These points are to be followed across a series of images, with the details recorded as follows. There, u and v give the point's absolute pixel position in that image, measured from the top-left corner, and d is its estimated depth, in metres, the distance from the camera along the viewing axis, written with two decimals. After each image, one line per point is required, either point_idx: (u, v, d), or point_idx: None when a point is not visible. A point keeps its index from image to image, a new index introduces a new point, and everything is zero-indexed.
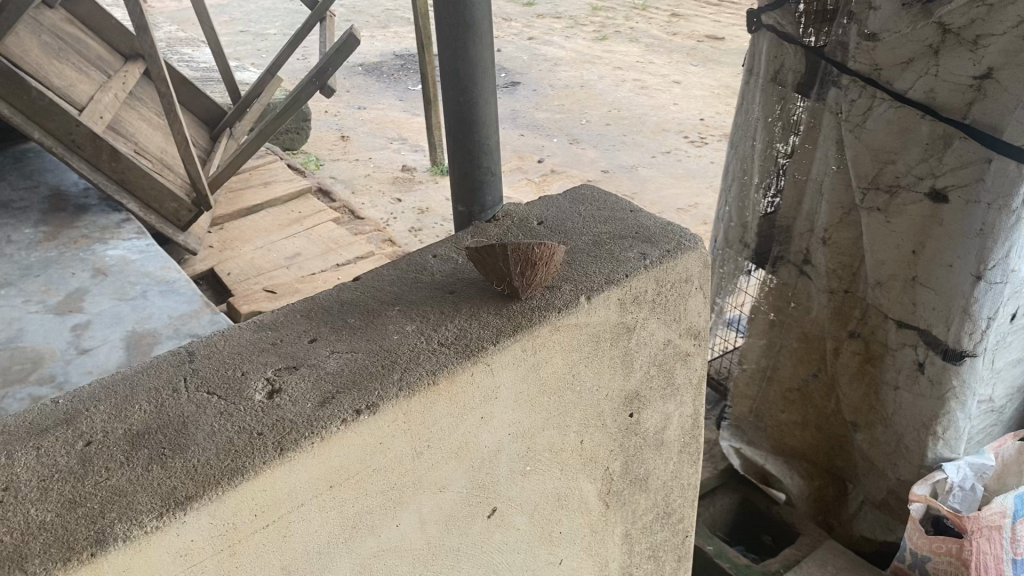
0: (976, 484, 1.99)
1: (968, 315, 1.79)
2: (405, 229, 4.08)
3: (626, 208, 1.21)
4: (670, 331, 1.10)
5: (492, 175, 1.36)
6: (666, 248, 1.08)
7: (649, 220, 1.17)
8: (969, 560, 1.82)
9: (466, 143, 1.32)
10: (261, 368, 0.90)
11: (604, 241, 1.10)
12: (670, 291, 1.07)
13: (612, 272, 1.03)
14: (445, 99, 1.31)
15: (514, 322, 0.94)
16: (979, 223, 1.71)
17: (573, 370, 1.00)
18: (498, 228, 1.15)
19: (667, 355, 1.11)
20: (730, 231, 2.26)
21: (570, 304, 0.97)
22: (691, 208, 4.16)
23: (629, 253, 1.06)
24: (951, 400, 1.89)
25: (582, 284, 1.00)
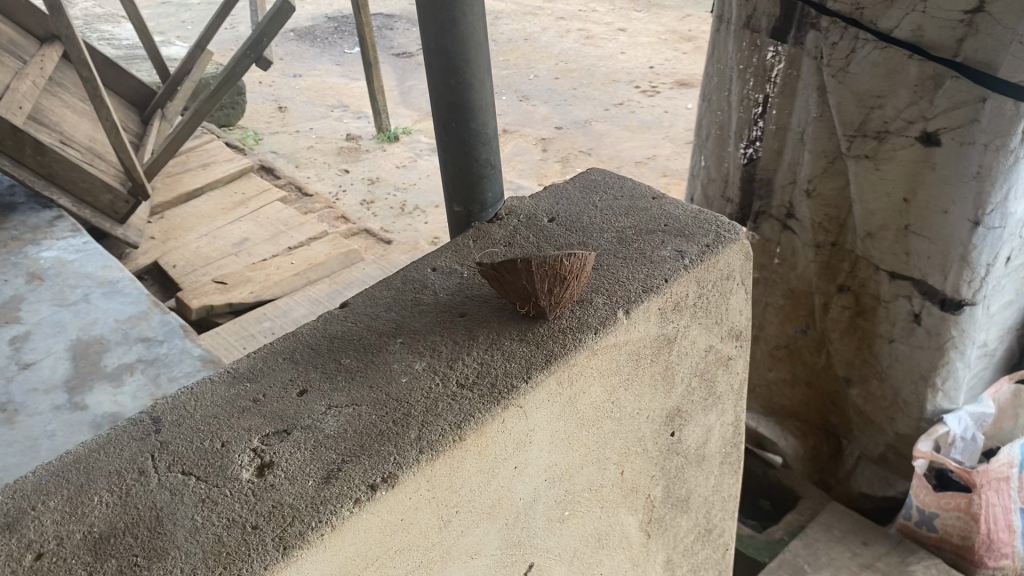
0: (976, 433, 1.93)
1: (966, 262, 1.71)
2: (356, 203, 3.91)
3: (647, 196, 1.26)
4: (712, 335, 1.16)
5: (492, 171, 1.33)
6: (706, 242, 1.12)
7: (673, 208, 1.22)
8: (978, 514, 1.75)
9: (461, 141, 1.29)
10: (247, 434, 0.89)
11: (629, 239, 1.14)
12: (711, 291, 1.12)
13: (649, 277, 1.06)
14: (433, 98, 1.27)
15: (547, 354, 0.95)
16: (975, 166, 1.62)
17: (613, 398, 1.03)
18: (503, 228, 1.19)
19: (710, 362, 1.19)
20: (707, 188, 2.15)
21: (608, 322, 0.99)
22: (649, 160, 4.06)
23: (661, 251, 1.11)
24: (950, 350, 1.83)
25: (614, 296, 1.03)
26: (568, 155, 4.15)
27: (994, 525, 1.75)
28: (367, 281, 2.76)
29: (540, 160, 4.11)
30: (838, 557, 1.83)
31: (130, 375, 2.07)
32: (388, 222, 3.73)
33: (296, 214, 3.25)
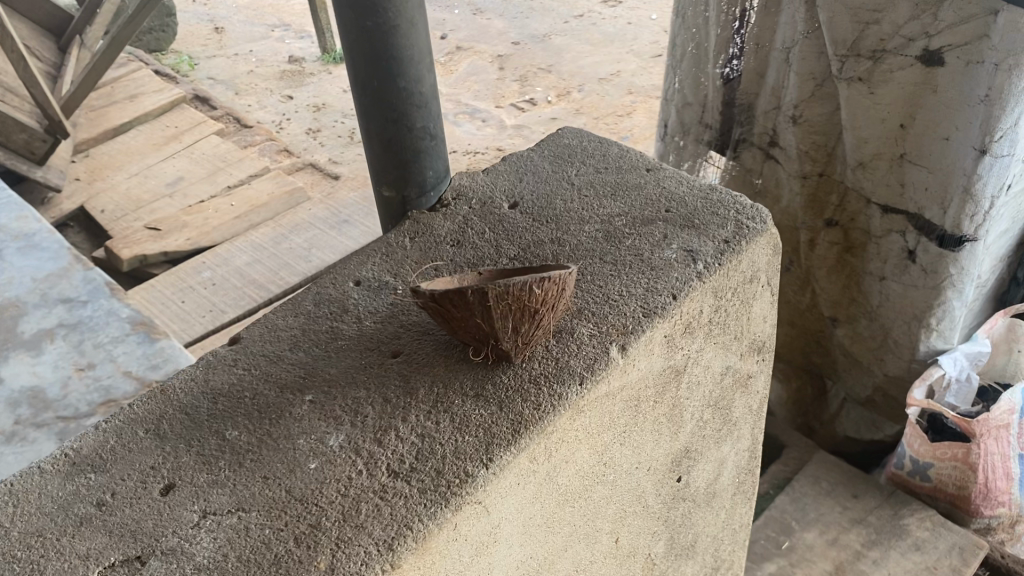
0: (972, 374, 1.79)
1: (969, 195, 1.55)
2: (301, 131, 3.65)
3: (641, 166, 1.20)
4: (729, 357, 1.09)
5: (434, 142, 1.18)
6: (734, 232, 1.04)
7: (672, 183, 1.15)
8: (977, 464, 1.61)
9: (392, 112, 1.12)
10: (82, 564, 0.75)
11: (618, 235, 1.06)
12: (733, 298, 1.04)
13: (651, 294, 0.96)
14: (351, 63, 1.10)
15: (515, 418, 0.83)
16: (984, 89, 1.44)
17: (605, 460, 0.93)
18: (449, 222, 1.12)
19: (725, 386, 1.12)
20: (682, 113, 1.94)
21: (603, 361, 0.88)
22: (613, 77, 3.83)
23: (666, 254, 1.02)
24: (947, 290, 1.68)
25: (598, 336, 0.91)
26: (527, 73, 3.89)
27: (993, 473, 1.63)
28: (313, 222, 2.54)
29: (497, 80, 3.86)
30: (828, 513, 1.71)
31: (49, 342, 1.75)
32: (336, 152, 3.48)
33: (234, 148, 2.99)
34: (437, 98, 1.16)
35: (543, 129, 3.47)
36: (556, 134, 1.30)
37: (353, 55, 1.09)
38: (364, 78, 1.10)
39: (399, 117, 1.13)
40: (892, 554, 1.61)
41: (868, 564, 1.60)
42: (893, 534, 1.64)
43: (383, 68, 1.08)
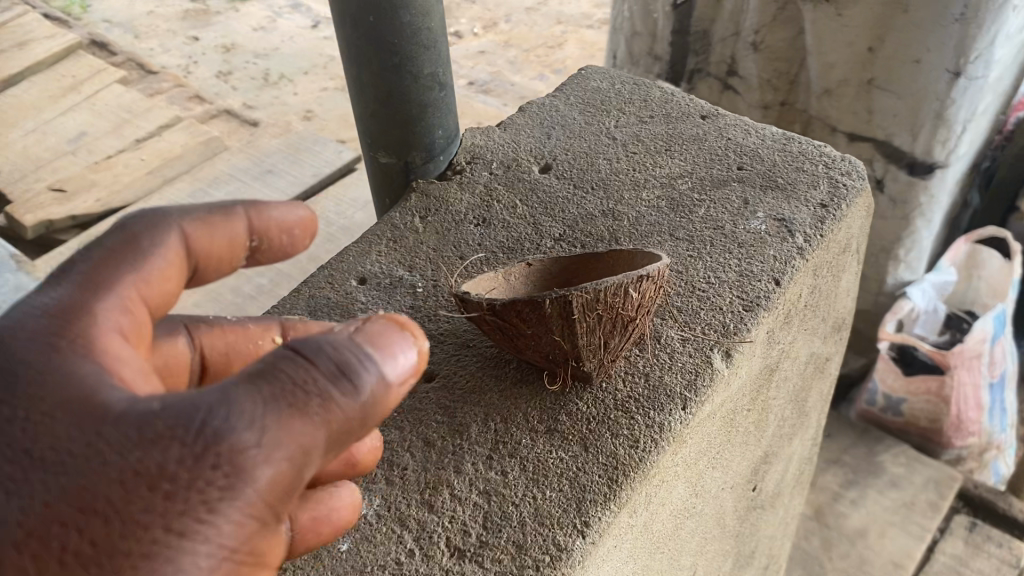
0: (938, 305, 1.78)
1: (942, 120, 1.49)
2: (210, 77, 3.33)
3: (696, 113, 1.16)
4: (815, 341, 1.07)
5: (443, 91, 1.10)
6: (826, 200, 1.00)
7: (738, 136, 1.11)
8: (949, 397, 1.60)
9: (395, 61, 1.02)
10: None
11: (681, 204, 1.01)
12: (825, 279, 1.02)
13: (740, 280, 0.90)
14: (341, 9, 0.99)
15: (607, 462, 0.75)
16: (959, 8, 1.35)
17: (696, 490, 0.88)
18: (465, 194, 1.07)
19: (809, 369, 1.10)
20: (633, 43, 1.83)
21: (709, 374, 0.81)
22: (540, 5, 3.67)
23: (753, 224, 0.97)
24: (917, 220, 1.64)
25: (692, 342, 0.84)
26: (449, 4, 3.70)
27: (965, 405, 1.60)
28: (235, 174, 2.35)
29: None
30: None
31: None
32: (251, 95, 3.24)
33: (140, 98, 2.76)
34: (441, 38, 1.06)
35: (471, 64, 3.30)
36: (580, 75, 1.27)
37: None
38: (358, 22, 0.98)
39: (401, 62, 1.03)
40: (869, 492, 1.59)
41: (846, 505, 1.57)
42: (869, 472, 1.62)
43: (384, 2, 0.96)
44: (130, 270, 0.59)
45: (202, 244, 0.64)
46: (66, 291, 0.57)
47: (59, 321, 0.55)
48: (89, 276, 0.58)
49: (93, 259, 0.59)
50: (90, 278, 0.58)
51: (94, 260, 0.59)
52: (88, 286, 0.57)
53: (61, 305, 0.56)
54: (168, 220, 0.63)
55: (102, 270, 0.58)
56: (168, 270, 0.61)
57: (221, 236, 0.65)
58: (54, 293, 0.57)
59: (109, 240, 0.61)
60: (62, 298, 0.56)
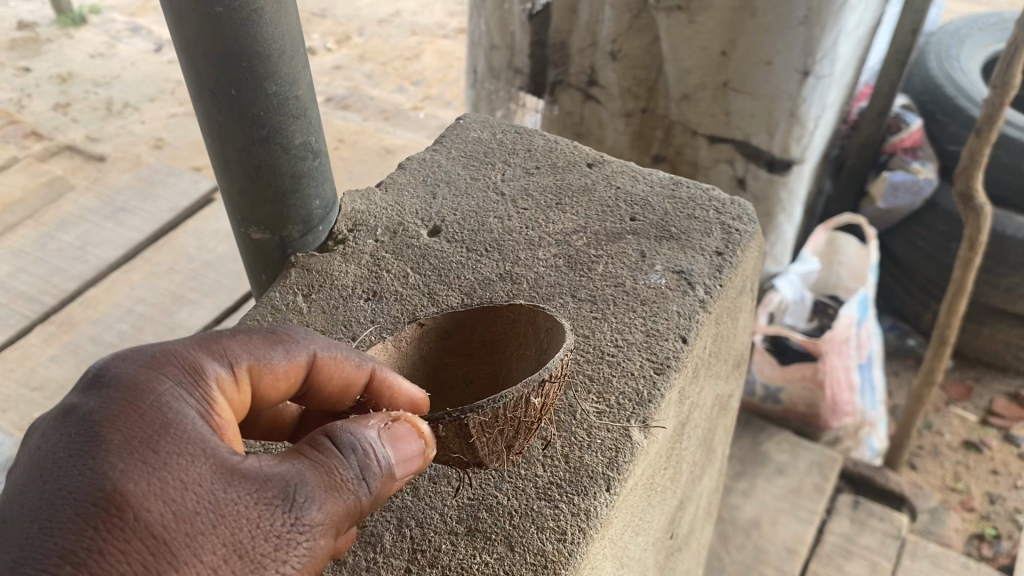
0: (805, 292, 1.85)
1: (795, 118, 1.55)
2: (47, 108, 3.15)
3: (581, 163, 1.19)
4: (718, 384, 1.10)
5: (316, 156, 1.06)
6: (718, 248, 1.04)
7: (626, 188, 1.14)
8: (824, 381, 1.66)
9: (263, 132, 0.97)
10: None
11: (579, 261, 1.02)
12: (725, 322, 1.04)
13: (648, 343, 0.91)
14: (198, 79, 0.92)
15: (536, 560, 0.72)
16: (802, 10, 1.41)
17: (622, 564, 0.87)
18: (352, 267, 1.03)
19: (715, 408, 1.13)
20: (492, 58, 1.82)
21: (629, 449, 0.81)
22: (394, 17, 3.63)
23: (652, 279, 0.99)
24: (778, 215, 1.70)
25: (608, 415, 0.84)
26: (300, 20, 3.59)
27: (838, 387, 1.66)
28: (85, 215, 2.21)
29: None
30: None
31: None
32: (94, 126, 3.05)
33: None
34: (309, 107, 1.02)
35: (328, 80, 3.23)
36: (459, 126, 1.28)
37: (203, 63, 0.89)
38: (218, 91, 0.92)
39: (270, 134, 0.98)
40: (759, 482, 1.63)
41: (739, 496, 1.61)
42: (756, 462, 1.67)
43: (248, 77, 0.91)
44: (272, 356, 0.67)
45: (328, 371, 0.70)
46: (199, 346, 0.63)
47: (197, 368, 0.61)
48: (229, 343, 0.65)
49: (235, 332, 0.67)
50: (227, 347, 0.65)
51: (232, 333, 0.66)
52: (228, 353, 0.64)
53: (185, 352, 0.62)
54: (311, 341, 0.70)
55: (242, 344, 0.66)
56: (292, 377, 0.68)
57: (345, 379, 0.71)
58: (182, 343, 0.63)
59: (254, 329, 0.68)
60: (187, 348, 0.62)
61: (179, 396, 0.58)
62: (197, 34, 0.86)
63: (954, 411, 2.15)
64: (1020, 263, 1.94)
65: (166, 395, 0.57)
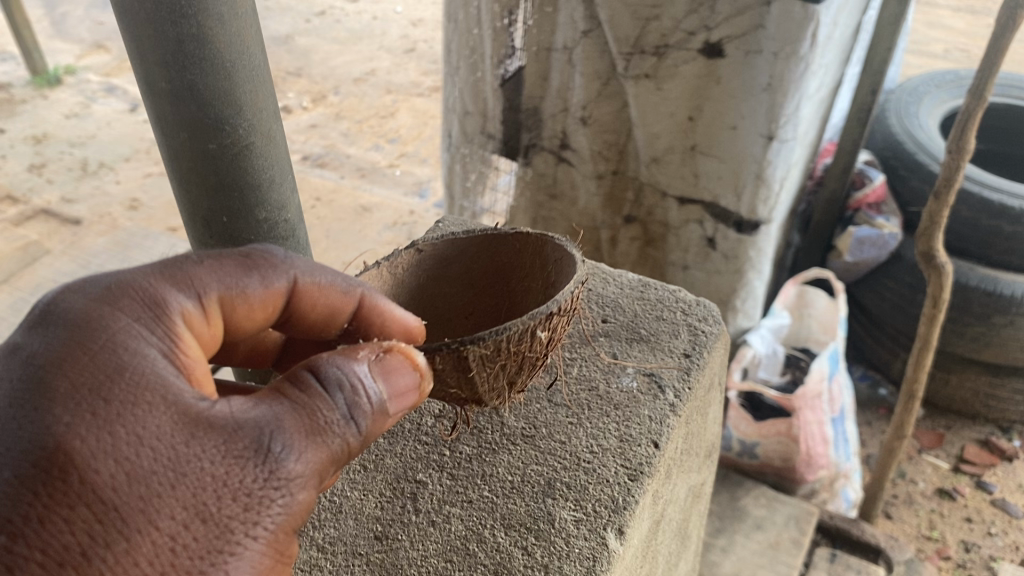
0: (777, 347, 1.89)
1: (762, 181, 1.59)
2: (22, 170, 3.16)
3: None
4: (691, 478, 1.12)
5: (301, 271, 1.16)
6: (688, 350, 1.07)
7: (597, 289, 1.17)
8: (798, 436, 1.69)
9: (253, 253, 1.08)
10: None
11: (552, 365, 1.04)
12: (695, 421, 1.06)
13: (621, 450, 0.93)
14: (194, 206, 1.02)
15: None
16: (765, 78, 1.46)
17: None
18: None
19: (688, 502, 1.15)
20: (466, 123, 1.87)
21: (605, 561, 0.82)
22: (368, 75, 3.69)
23: (625, 382, 1.02)
24: (748, 272, 1.74)
25: (586, 524, 0.85)
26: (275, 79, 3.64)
27: (812, 441, 1.69)
28: (60, 280, 2.21)
29: None
30: None
31: None
32: (69, 187, 3.06)
33: None
34: (297, 228, 1.13)
35: (303, 138, 3.26)
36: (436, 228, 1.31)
37: (197, 192, 1.00)
38: (210, 218, 1.02)
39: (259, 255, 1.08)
40: (737, 538, 1.64)
41: (718, 553, 1.62)
42: (734, 518, 1.68)
43: (239, 205, 1.02)
44: (247, 287, 0.70)
45: (311, 296, 0.75)
46: (163, 278, 0.65)
47: (160, 304, 0.63)
48: (197, 274, 0.67)
49: (203, 261, 0.69)
50: (195, 277, 0.67)
51: (200, 261, 0.69)
52: (195, 286, 0.67)
53: (148, 286, 0.64)
54: (292, 266, 0.74)
55: (211, 273, 0.68)
56: (273, 305, 0.73)
57: (333, 304, 0.77)
58: (146, 276, 0.64)
59: (228, 253, 0.71)
60: (149, 281, 0.64)
61: (136, 337, 0.59)
62: (191, 166, 0.98)
63: (927, 459, 2.18)
64: (984, 313, 1.99)
65: (122, 336, 0.59)
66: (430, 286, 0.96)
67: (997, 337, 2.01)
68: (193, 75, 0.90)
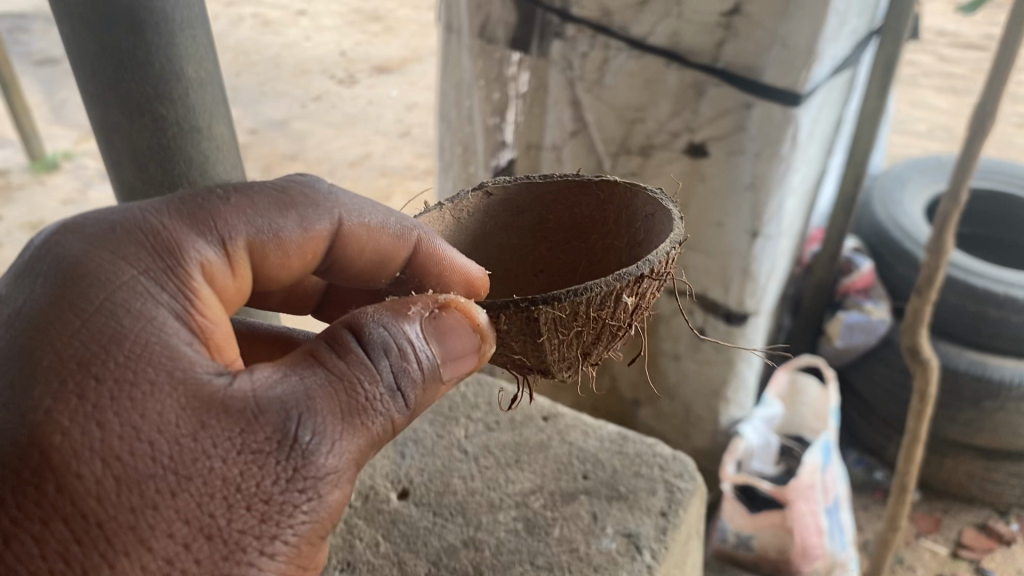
0: (771, 435, 1.90)
1: (748, 274, 1.62)
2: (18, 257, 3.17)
3: (538, 416, 1.38)
4: None
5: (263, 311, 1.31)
6: (662, 509, 1.21)
7: (579, 443, 1.33)
8: (793, 528, 1.69)
9: None
10: None
11: (536, 525, 1.17)
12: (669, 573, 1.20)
13: None
14: None
15: None
16: (748, 177, 1.50)
17: None
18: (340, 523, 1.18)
19: None
20: None
21: None
22: (364, 159, 3.76)
23: (604, 542, 1.15)
24: (738, 363, 1.75)
25: None
26: (272, 163, 3.70)
27: (807, 532, 1.69)
28: None
29: None
30: None
31: None
32: None
33: None
34: None
35: None
36: None
37: None
38: None
39: None
40: None
41: None
42: None
43: None
44: (281, 228, 0.75)
45: (359, 235, 0.82)
46: (185, 222, 0.68)
47: (181, 251, 0.67)
48: (223, 215, 0.71)
49: (229, 199, 0.72)
50: (221, 214, 0.71)
51: (226, 200, 0.72)
52: (220, 229, 0.71)
53: (167, 233, 0.67)
54: (335, 207, 0.80)
55: (239, 214, 0.72)
56: (315, 249, 0.78)
57: (384, 243, 0.84)
58: (162, 218, 0.68)
59: (259, 189, 0.75)
60: (169, 225, 0.67)
61: (146, 297, 0.63)
62: None
63: (924, 544, 2.17)
64: (975, 398, 2.00)
65: (128, 295, 0.62)
66: (497, 233, 1.01)
67: (989, 421, 2.01)
68: (171, 164, 1.03)
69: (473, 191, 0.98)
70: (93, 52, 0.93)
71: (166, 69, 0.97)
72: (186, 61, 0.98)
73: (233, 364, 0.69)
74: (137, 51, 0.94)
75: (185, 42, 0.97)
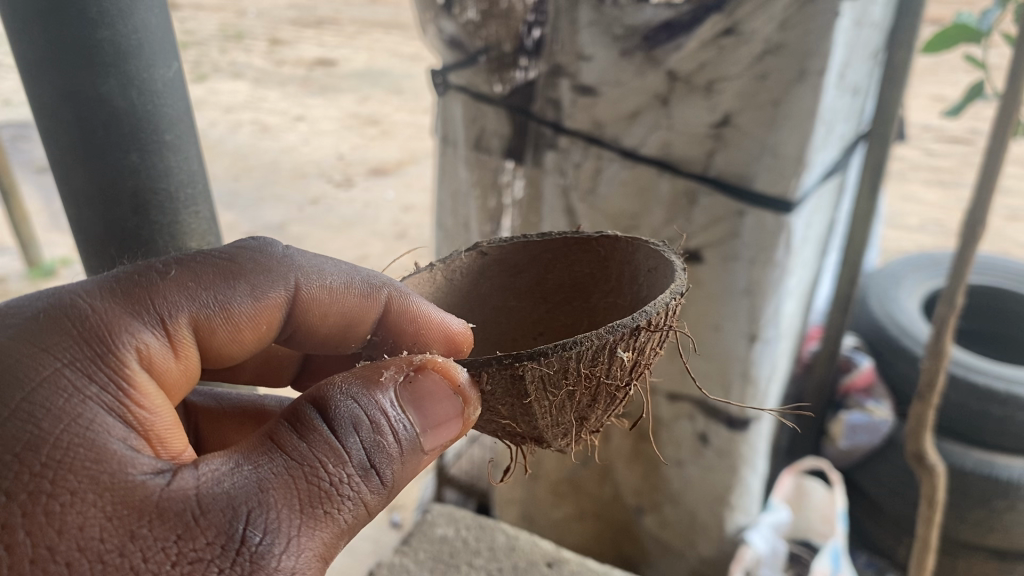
0: (779, 543, 1.86)
1: (747, 378, 1.60)
2: None
3: (542, 560, 1.42)
4: None
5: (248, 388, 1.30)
6: None
7: None
8: None
9: None
10: None
11: None
12: None
13: None
14: None
15: None
16: (743, 282, 1.50)
17: None
18: None
19: None
20: None
21: None
22: (362, 260, 3.74)
23: None
24: (742, 467, 1.72)
25: None
26: None
27: None
28: None
29: None
30: None
31: None
32: None
33: None
34: None
35: None
36: (428, 520, 1.52)
37: None
38: None
39: None
40: None
41: None
42: None
43: None
44: (229, 300, 0.79)
45: (318, 301, 0.88)
46: (119, 304, 0.70)
47: (113, 336, 0.68)
48: (161, 291, 0.73)
49: (168, 273, 0.74)
50: (160, 289, 0.73)
51: (165, 274, 0.74)
52: (159, 307, 0.72)
53: (98, 318, 0.68)
54: (289, 274, 0.85)
55: (179, 290, 0.75)
56: (270, 315, 0.84)
57: (349, 304, 0.91)
58: (94, 302, 0.68)
59: (204, 260, 0.78)
60: (101, 308, 0.68)
61: (72, 393, 0.63)
62: None
63: None
64: (984, 498, 1.96)
65: (49, 393, 0.62)
66: (495, 294, 1.03)
67: (1000, 521, 1.97)
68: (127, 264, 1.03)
69: (467, 252, 1.02)
70: (91, 197, 0.97)
71: (163, 208, 1.02)
72: (183, 197, 1.04)
73: (182, 455, 0.70)
74: (138, 193, 0.98)
75: (181, 179, 1.02)
